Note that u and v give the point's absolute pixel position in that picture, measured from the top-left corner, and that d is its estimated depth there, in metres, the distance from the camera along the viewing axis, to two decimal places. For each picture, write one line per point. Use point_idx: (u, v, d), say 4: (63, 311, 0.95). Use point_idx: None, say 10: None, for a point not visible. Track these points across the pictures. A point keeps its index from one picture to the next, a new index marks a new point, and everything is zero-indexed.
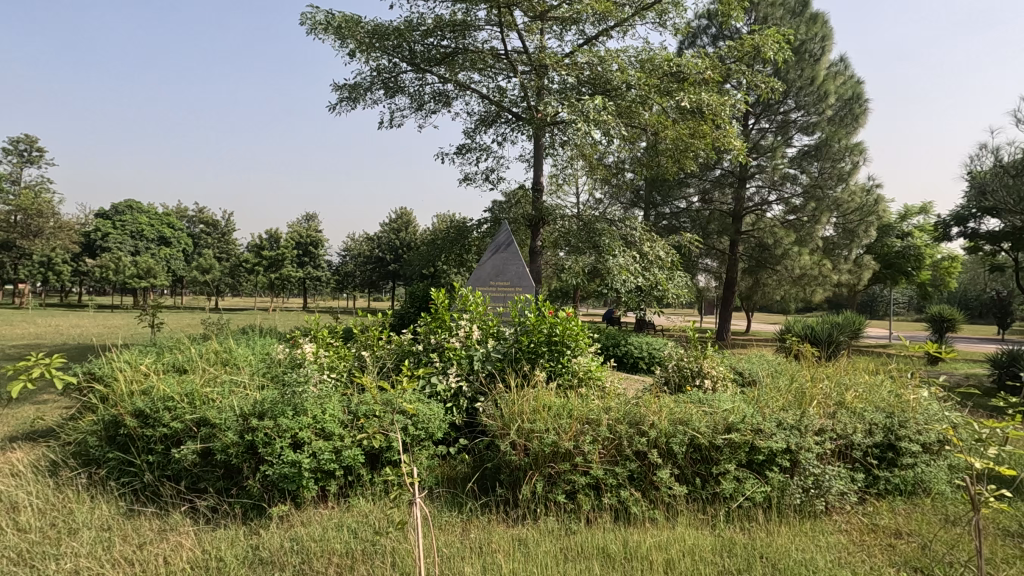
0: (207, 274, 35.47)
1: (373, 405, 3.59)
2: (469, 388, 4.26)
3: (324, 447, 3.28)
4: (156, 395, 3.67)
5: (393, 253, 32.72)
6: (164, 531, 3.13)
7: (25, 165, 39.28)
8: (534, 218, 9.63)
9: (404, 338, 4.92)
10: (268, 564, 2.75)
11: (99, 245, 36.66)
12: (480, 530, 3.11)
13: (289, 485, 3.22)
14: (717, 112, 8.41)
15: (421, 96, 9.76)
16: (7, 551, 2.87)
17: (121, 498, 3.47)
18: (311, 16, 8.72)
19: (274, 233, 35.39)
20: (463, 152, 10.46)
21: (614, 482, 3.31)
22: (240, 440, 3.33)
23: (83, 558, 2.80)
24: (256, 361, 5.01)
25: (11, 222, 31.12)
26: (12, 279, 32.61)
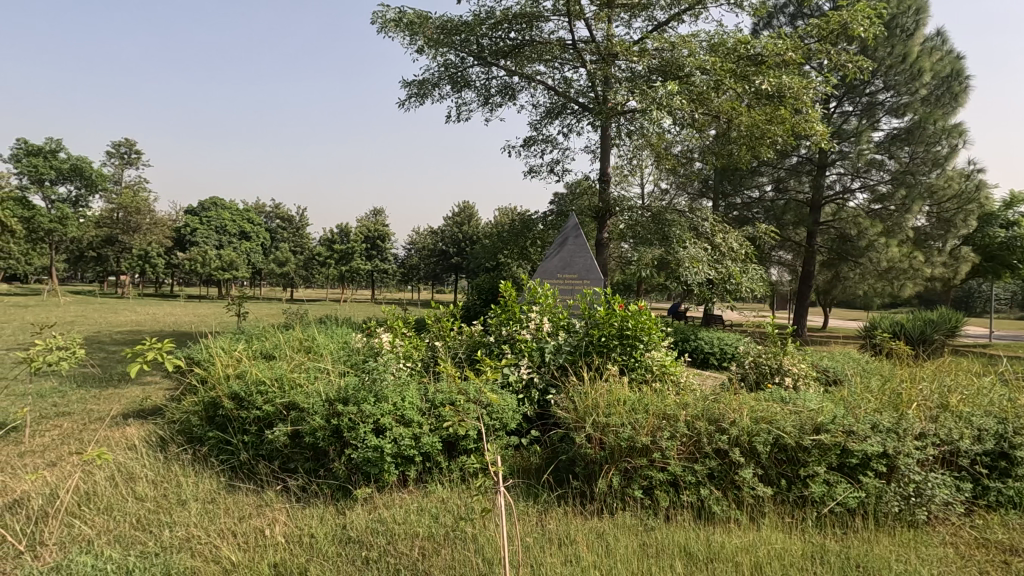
0: (284, 267, 37.58)
1: (449, 394, 3.68)
2: (541, 380, 4.26)
3: (404, 433, 3.40)
4: (250, 380, 3.93)
5: (456, 246, 33.41)
6: (261, 507, 3.34)
7: (125, 167, 42.87)
8: (600, 210, 9.57)
9: (475, 329, 5.01)
10: (356, 543, 2.87)
11: (188, 239, 39.51)
12: (557, 521, 3.11)
13: (371, 468, 3.34)
14: (799, 96, 7.92)
15: (488, 89, 9.83)
16: (128, 518, 3.16)
17: (222, 474, 3.74)
18: (382, 14, 8.99)
19: (344, 228, 36.94)
20: (529, 145, 10.47)
21: (693, 480, 3.22)
22: (327, 424, 3.49)
23: (191, 528, 3.03)
24: (336, 349, 5.26)
25: (114, 219, 34.12)
26: (115, 271, 35.77)
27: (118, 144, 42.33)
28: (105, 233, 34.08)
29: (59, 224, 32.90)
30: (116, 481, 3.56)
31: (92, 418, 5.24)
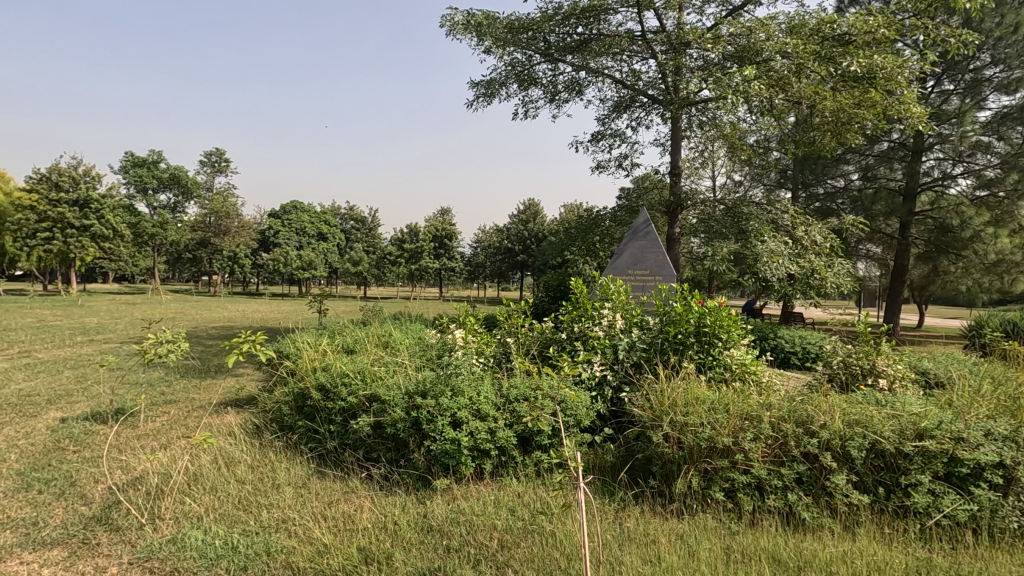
0: (357, 266, 39.24)
1: (523, 390, 3.71)
2: (614, 377, 4.17)
3: (480, 427, 3.45)
4: (335, 372, 4.16)
5: (522, 244, 33.61)
6: (347, 493, 3.52)
7: (216, 174, 46.28)
8: (671, 204, 9.31)
9: (546, 326, 5.02)
10: (437, 532, 2.96)
11: (272, 241, 42.18)
12: (635, 520, 3.08)
13: (449, 460, 3.42)
14: (892, 77, 7.16)
15: (555, 86, 9.79)
16: (230, 498, 3.41)
17: (311, 460, 3.97)
18: (451, 17, 9.17)
19: (414, 227, 38.09)
20: (596, 140, 10.35)
21: (779, 484, 3.07)
22: (406, 416, 3.61)
23: (285, 510, 3.24)
24: (412, 344, 5.43)
25: (207, 223, 36.65)
26: (209, 271, 38.78)
27: (210, 154, 45.77)
28: (200, 237, 36.59)
29: (161, 228, 36.18)
30: (220, 463, 3.86)
31: (195, 406, 5.71)
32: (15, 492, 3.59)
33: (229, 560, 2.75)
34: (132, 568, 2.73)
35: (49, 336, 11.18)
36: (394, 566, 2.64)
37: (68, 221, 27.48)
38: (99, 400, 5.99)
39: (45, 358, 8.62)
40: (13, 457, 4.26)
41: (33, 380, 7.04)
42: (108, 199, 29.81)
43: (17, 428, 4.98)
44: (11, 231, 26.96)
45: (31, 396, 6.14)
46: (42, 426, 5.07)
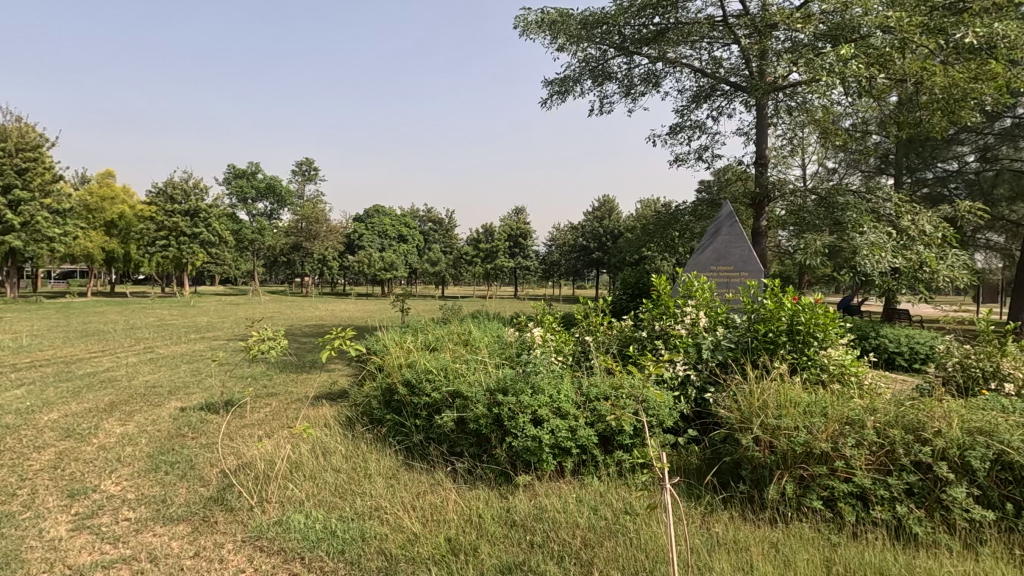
0: (436, 266, 40.48)
1: (603, 389, 3.68)
2: (698, 377, 4.02)
3: (561, 425, 3.46)
4: (420, 369, 4.34)
5: (597, 241, 33.20)
6: (433, 485, 3.65)
7: (307, 183, 49.46)
8: (757, 196, 8.85)
9: (626, 324, 4.94)
10: (520, 527, 3.01)
11: (357, 244, 44.45)
12: (724, 525, 2.97)
13: (531, 457, 3.46)
14: (1017, 45, 6.38)
15: (630, 80, 9.60)
16: (327, 485, 3.64)
17: (399, 452, 4.17)
18: (524, 17, 9.23)
19: (489, 227, 38.73)
20: (674, 133, 10.05)
21: (886, 495, 2.84)
22: (488, 413, 3.68)
23: (377, 499, 3.42)
24: (491, 342, 5.55)
25: (299, 228, 39.28)
26: (301, 273, 41.52)
27: (301, 164, 48.93)
28: (293, 241, 39.33)
29: (259, 234, 39.18)
30: (317, 451, 4.14)
31: (293, 398, 6.15)
32: (146, 473, 4.03)
33: (328, 543, 2.94)
34: (245, 545, 2.99)
35: (169, 334, 12.46)
36: (480, 558, 2.71)
37: (181, 229, 30.36)
38: (211, 391, 6.61)
39: (166, 353, 9.62)
40: (144, 441, 4.78)
41: (157, 372, 7.89)
42: (214, 208, 32.67)
43: (147, 415, 5.60)
44: (135, 240, 30.17)
45: (156, 387, 6.88)
46: (166, 414, 5.66)
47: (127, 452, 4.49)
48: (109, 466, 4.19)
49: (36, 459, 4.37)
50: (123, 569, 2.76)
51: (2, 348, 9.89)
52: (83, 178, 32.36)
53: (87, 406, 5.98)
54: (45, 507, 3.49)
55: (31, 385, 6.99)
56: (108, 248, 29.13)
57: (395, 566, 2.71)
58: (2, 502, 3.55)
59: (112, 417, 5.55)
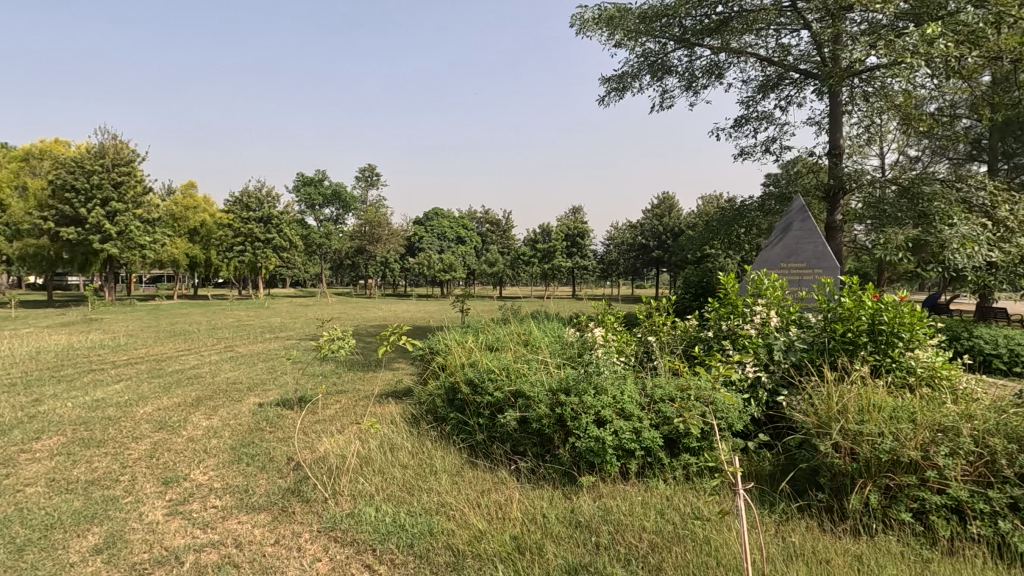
0: (493, 267, 40.89)
1: (669, 390, 3.58)
2: (770, 379, 3.84)
3: (626, 426, 3.40)
4: (482, 368, 4.39)
5: (657, 239, 32.45)
6: (497, 484, 3.69)
7: (369, 188, 51.23)
8: (831, 188, 8.35)
9: (691, 324, 4.80)
10: (585, 529, 2.98)
11: (417, 246, 45.60)
12: (802, 535, 2.83)
13: (594, 458, 3.41)
14: None
15: (691, 73, 9.34)
16: (395, 480, 3.76)
17: (463, 450, 4.24)
18: (581, 15, 9.16)
19: (546, 227, 38.73)
20: (739, 126, 9.68)
21: (986, 509, 2.61)
22: (551, 413, 3.67)
23: (443, 496, 3.49)
24: (552, 342, 5.54)
25: (363, 232, 40.75)
26: (365, 276, 43.04)
27: (364, 170, 50.69)
28: (357, 244, 40.84)
29: (326, 238, 40.96)
30: (385, 447, 4.30)
31: (360, 396, 6.39)
32: (230, 464, 4.31)
33: (398, 536, 3.03)
34: (321, 535, 3.13)
35: (247, 334, 13.25)
36: (546, 558, 2.71)
37: (256, 235, 32.19)
38: (285, 388, 6.97)
39: (244, 352, 10.22)
40: (226, 434, 5.11)
41: (237, 370, 8.41)
42: (285, 215, 34.42)
43: (229, 410, 5.98)
44: (215, 246, 32.26)
45: (236, 383, 7.33)
46: (246, 409, 6.03)
47: (212, 444, 4.81)
48: (197, 456, 4.51)
49: (135, 448, 4.76)
50: (213, 553, 2.96)
51: (104, 346, 10.85)
52: (170, 190, 34.93)
53: (177, 400, 6.46)
54: (143, 492, 3.79)
55: (128, 381, 7.61)
56: (191, 253, 31.31)
57: (463, 562, 2.76)
58: (107, 487, 3.89)
59: (198, 411, 5.96)
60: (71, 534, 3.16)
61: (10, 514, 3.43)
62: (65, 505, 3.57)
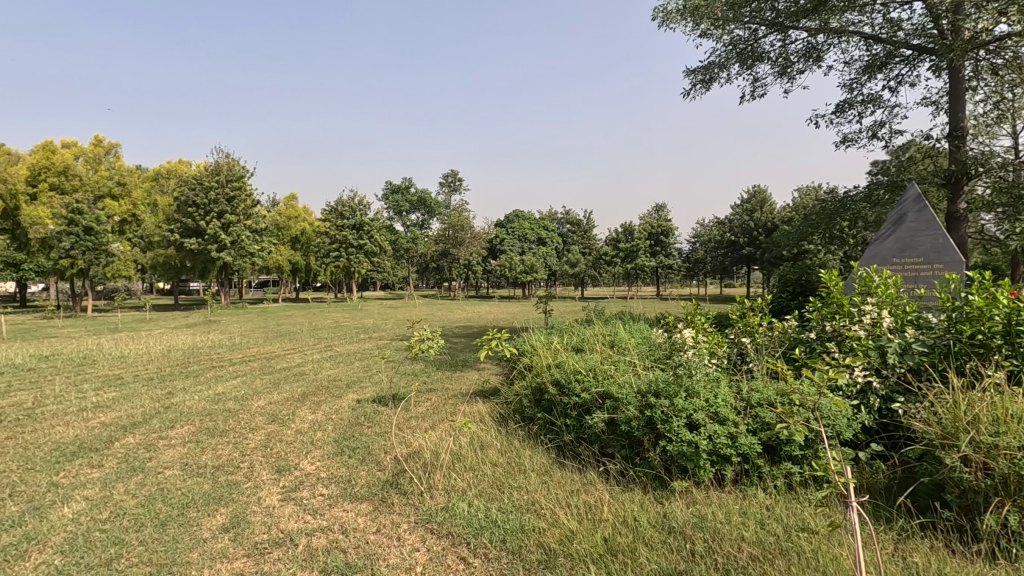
0: (575, 267, 40.62)
1: (767, 395, 3.41)
2: (882, 384, 3.53)
3: (720, 431, 3.27)
4: (569, 369, 4.40)
5: (748, 236, 30.73)
6: (586, 484, 3.68)
7: (453, 193, 52.77)
8: (952, 174, 7.53)
9: (790, 325, 4.52)
10: (679, 534, 2.91)
11: (499, 248, 46.35)
12: (924, 557, 2.59)
13: (687, 463, 3.31)
14: None
15: (785, 57, 8.79)
16: (486, 477, 3.85)
17: (551, 450, 4.28)
18: (663, 7, 8.91)
19: (629, 226, 37.94)
20: (842, 111, 8.98)
21: None
22: (640, 415, 3.61)
23: (533, 494, 3.54)
24: (639, 343, 5.44)
25: (447, 236, 42.05)
26: (449, 278, 44.35)
27: (447, 176, 52.27)
28: (442, 248, 42.18)
29: (412, 243, 42.74)
30: (475, 444, 4.42)
31: (449, 394, 6.63)
32: (334, 455, 4.62)
33: (491, 531, 3.11)
34: (418, 526, 3.29)
35: (344, 334, 14.08)
36: (639, 562, 2.68)
37: (350, 242, 34.18)
38: (380, 386, 7.36)
39: (342, 351, 10.90)
40: (329, 427, 5.49)
41: (336, 368, 9.00)
42: (375, 221, 36.23)
43: (331, 405, 6.42)
44: (314, 252, 34.63)
45: (336, 381, 7.84)
46: (346, 404, 6.44)
47: (317, 437, 5.19)
48: (305, 447, 4.88)
49: (252, 438, 5.24)
50: (323, 538, 3.19)
51: (222, 345, 12.00)
52: (274, 202, 37.94)
53: (285, 395, 7.03)
54: (261, 478, 4.17)
55: (243, 377, 8.36)
56: (293, 260, 33.82)
57: (554, 561, 2.79)
58: (230, 472, 4.31)
59: (305, 406, 6.45)
60: (203, 512, 3.54)
61: (153, 492, 3.90)
62: (197, 487, 4.00)
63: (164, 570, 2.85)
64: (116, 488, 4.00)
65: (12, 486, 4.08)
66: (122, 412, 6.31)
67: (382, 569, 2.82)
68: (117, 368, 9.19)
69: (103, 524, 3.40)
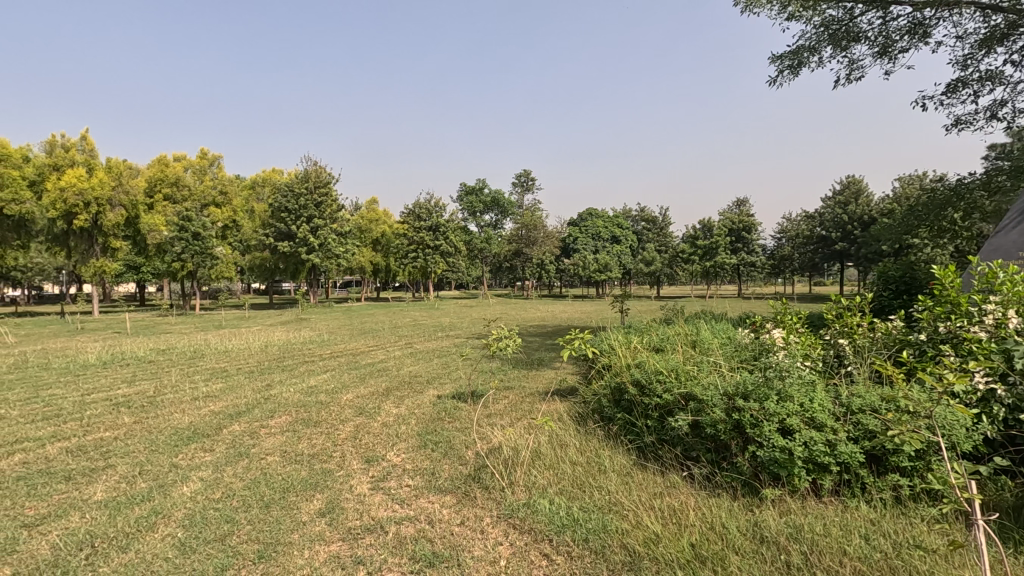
0: (650, 266, 39.61)
1: (871, 400, 3.17)
2: (1008, 392, 3.17)
3: (818, 438, 3.07)
4: (650, 369, 4.31)
5: (840, 230, 28.60)
6: (669, 487, 3.59)
7: (526, 193, 53.12)
8: None
9: (894, 325, 4.17)
10: (773, 545, 2.77)
11: (573, 247, 46.09)
12: None
13: (780, 471, 3.13)
14: None
15: (886, 36, 8.11)
16: (566, 476, 3.85)
17: (632, 452, 4.22)
18: None
19: (707, 223, 36.50)
20: (955, 91, 8.15)
21: None
22: (728, 418, 3.46)
23: (615, 494, 3.50)
24: (724, 344, 5.23)
25: (520, 236, 42.33)
26: (523, 278, 44.64)
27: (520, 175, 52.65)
28: (515, 247, 42.54)
29: (486, 243, 43.43)
30: (554, 442, 4.43)
31: (526, 392, 6.68)
32: (418, 448, 4.81)
33: (573, 530, 3.11)
34: (501, 521, 3.34)
35: (422, 332, 14.55)
36: (729, 571, 2.58)
37: (427, 243, 35.27)
38: (459, 383, 7.54)
39: (422, 349, 11.27)
40: (413, 421, 5.71)
41: (417, 364, 9.32)
42: (450, 223, 37.13)
43: (413, 400, 6.67)
44: (393, 253, 36.07)
45: (416, 376, 8.13)
46: (427, 399, 6.66)
47: (402, 430, 5.41)
48: (391, 439, 5.11)
49: (342, 429, 5.55)
50: (410, 527, 3.33)
51: (313, 341, 12.78)
52: (357, 205, 39.86)
53: (371, 389, 7.38)
54: (352, 468, 4.41)
55: (332, 371, 8.86)
56: (375, 261, 35.40)
57: (640, 563, 2.75)
58: (324, 460, 4.59)
59: (389, 400, 6.74)
60: (302, 497, 3.80)
61: (258, 476, 4.23)
62: (296, 473, 4.29)
63: (271, 548, 3.08)
64: (226, 471, 4.37)
65: (140, 465, 4.56)
66: (228, 401, 6.88)
67: (467, 560, 2.90)
68: (223, 361, 10.03)
69: (216, 504, 3.72)
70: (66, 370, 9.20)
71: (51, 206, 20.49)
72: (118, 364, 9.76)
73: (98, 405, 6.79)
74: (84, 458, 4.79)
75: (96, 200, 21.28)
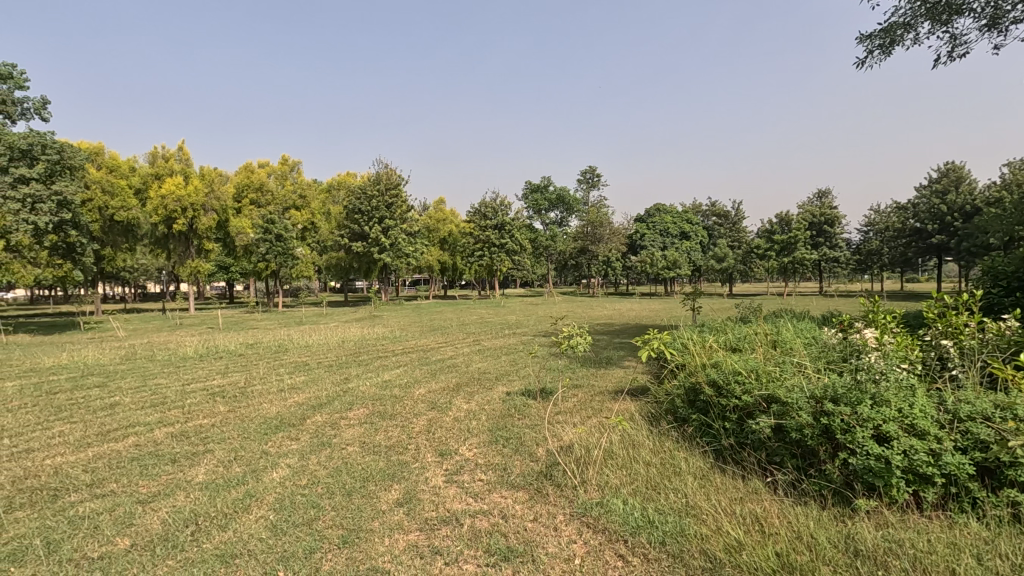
0: (722, 262, 38.10)
1: (982, 407, 2.88)
2: None
3: (919, 446, 2.83)
4: (728, 369, 4.13)
5: (937, 221, 26.25)
6: (750, 493, 3.44)
7: (591, 190, 52.48)
8: None
9: (1008, 325, 3.77)
10: (869, 559, 2.59)
11: (640, 244, 45.08)
12: None
13: (876, 480, 2.92)
14: None
15: (996, 6, 7.33)
16: (640, 476, 3.77)
17: (709, 454, 4.07)
18: None
19: (785, 217, 34.64)
20: None
21: None
22: (815, 422, 3.26)
23: (692, 498, 3.40)
24: (807, 344, 4.94)
25: (586, 233, 41.90)
26: (588, 275, 44.21)
27: (586, 172, 52.05)
28: (580, 245, 42.17)
29: (551, 241, 43.33)
30: (626, 441, 4.36)
31: (595, 390, 6.62)
32: (490, 443, 4.87)
33: (648, 532, 3.05)
34: (574, 519, 3.33)
35: (489, 330, 14.74)
36: None
37: (492, 241, 35.69)
38: (527, 380, 7.57)
39: (489, 346, 11.43)
40: (483, 417, 5.80)
41: (485, 361, 9.45)
42: (516, 221, 37.35)
43: (483, 396, 6.77)
44: (460, 252, 36.75)
45: (485, 373, 8.25)
46: (496, 396, 6.75)
47: (473, 425, 5.51)
48: (463, 434, 5.21)
49: (416, 423, 5.73)
50: (485, 520, 3.38)
51: (385, 337, 13.27)
52: (425, 206, 40.92)
53: (442, 385, 7.57)
54: (426, 460, 4.53)
55: (405, 367, 9.15)
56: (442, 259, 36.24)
57: (721, 570, 2.65)
58: (401, 452, 4.75)
59: (460, 396, 6.88)
60: (380, 487, 3.95)
61: (340, 465, 4.44)
62: (374, 463, 4.46)
63: (353, 534, 3.22)
64: (311, 459, 4.63)
65: (235, 451, 4.91)
66: (311, 393, 7.28)
67: (542, 556, 2.90)
68: (304, 356, 10.61)
69: (303, 490, 3.94)
70: (168, 362, 10.06)
71: (154, 212, 22.41)
72: (213, 357, 10.55)
73: (196, 394, 7.36)
74: (186, 443, 5.21)
75: (192, 206, 23.07)
